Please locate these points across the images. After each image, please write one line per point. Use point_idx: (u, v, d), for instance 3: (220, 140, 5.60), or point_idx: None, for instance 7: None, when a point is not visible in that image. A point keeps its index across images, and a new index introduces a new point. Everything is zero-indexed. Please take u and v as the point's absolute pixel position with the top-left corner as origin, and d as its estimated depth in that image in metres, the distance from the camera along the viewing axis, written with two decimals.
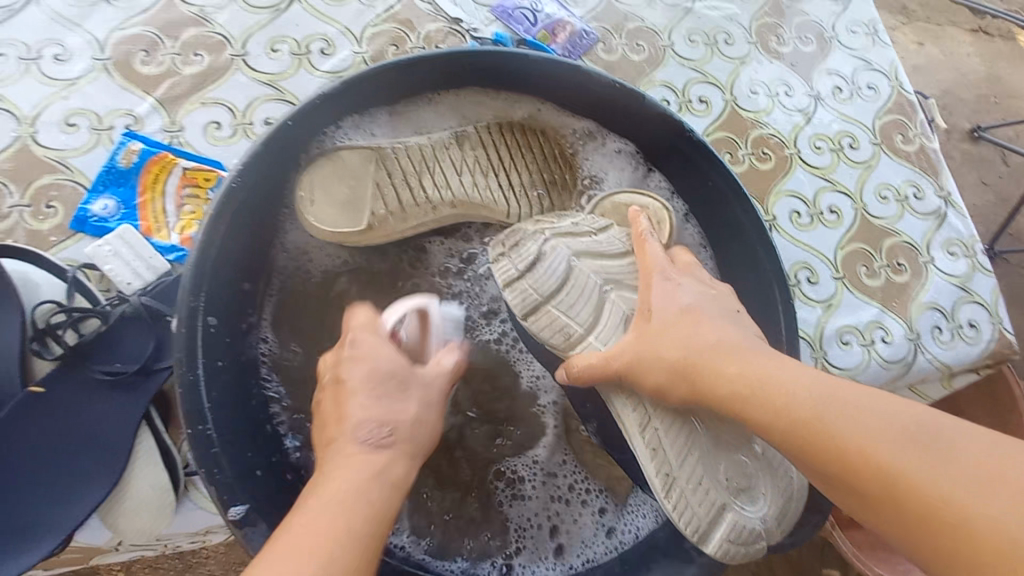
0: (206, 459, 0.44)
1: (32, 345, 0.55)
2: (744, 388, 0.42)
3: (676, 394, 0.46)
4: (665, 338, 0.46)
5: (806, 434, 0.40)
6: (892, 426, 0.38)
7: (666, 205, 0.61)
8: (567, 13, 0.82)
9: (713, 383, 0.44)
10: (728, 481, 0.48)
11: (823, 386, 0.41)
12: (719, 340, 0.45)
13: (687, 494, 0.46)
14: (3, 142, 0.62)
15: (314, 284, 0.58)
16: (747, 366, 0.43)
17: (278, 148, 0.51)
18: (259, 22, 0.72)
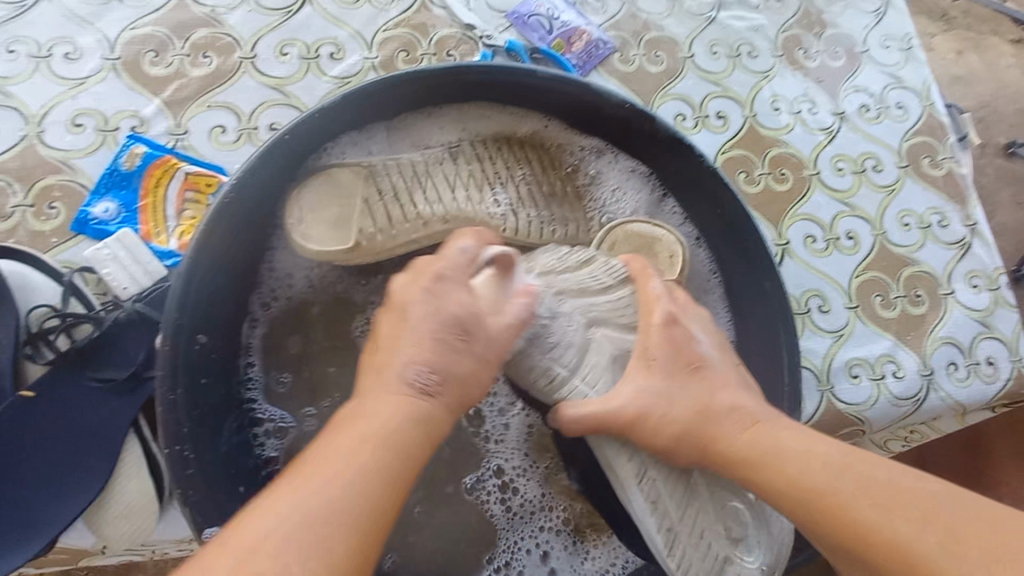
0: (184, 479, 0.44)
1: (26, 349, 0.55)
2: (752, 454, 0.45)
3: (685, 452, 0.49)
4: (671, 396, 0.49)
5: (808, 502, 0.41)
6: (880, 489, 0.39)
7: (680, 237, 0.60)
8: (583, 21, 0.80)
9: (723, 447, 0.47)
10: (727, 532, 0.51)
11: (829, 457, 0.42)
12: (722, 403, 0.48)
13: (689, 550, 0.49)
14: (11, 140, 0.63)
15: (301, 299, 0.57)
16: (757, 436, 0.46)
17: (276, 161, 0.51)
18: (270, 24, 0.71)
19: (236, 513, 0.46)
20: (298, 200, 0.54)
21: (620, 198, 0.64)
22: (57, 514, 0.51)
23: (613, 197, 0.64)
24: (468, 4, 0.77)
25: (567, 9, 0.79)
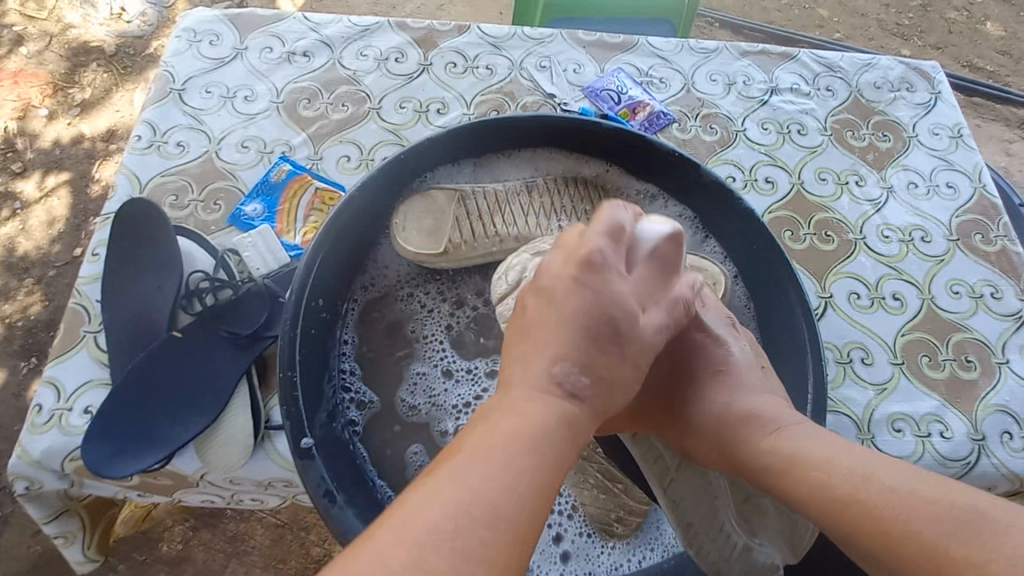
0: (289, 399, 0.54)
1: (181, 301, 0.72)
2: (780, 461, 0.49)
3: (706, 456, 0.56)
4: (693, 406, 0.57)
5: (840, 506, 0.44)
6: (909, 500, 0.42)
7: (722, 270, 0.68)
8: (648, 97, 0.94)
9: (746, 453, 0.52)
10: (743, 523, 0.57)
11: (851, 466, 0.46)
12: (739, 411, 0.54)
13: (707, 543, 0.56)
14: (197, 153, 0.83)
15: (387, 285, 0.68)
16: (770, 446, 0.51)
17: (392, 173, 0.65)
18: (396, 85, 0.90)
19: (330, 443, 0.57)
20: (402, 213, 0.67)
21: None
22: (177, 431, 0.64)
23: None
24: (552, 79, 0.93)
25: (634, 86, 0.94)
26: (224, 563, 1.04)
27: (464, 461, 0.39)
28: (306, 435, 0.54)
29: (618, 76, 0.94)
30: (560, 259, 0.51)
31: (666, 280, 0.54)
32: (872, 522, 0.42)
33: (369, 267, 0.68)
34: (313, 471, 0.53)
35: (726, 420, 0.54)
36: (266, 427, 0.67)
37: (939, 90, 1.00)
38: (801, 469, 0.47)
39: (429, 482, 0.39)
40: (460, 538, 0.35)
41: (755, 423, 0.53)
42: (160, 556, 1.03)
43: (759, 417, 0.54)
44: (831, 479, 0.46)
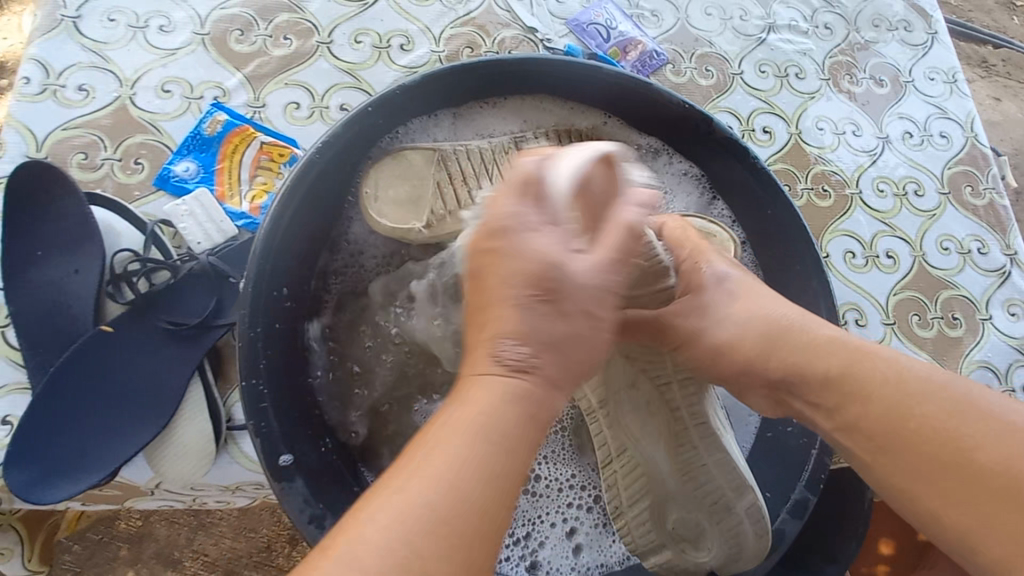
0: (257, 412, 0.46)
1: (107, 288, 0.60)
2: (846, 357, 0.45)
3: (749, 346, 0.48)
4: (735, 304, 0.49)
5: (890, 388, 0.43)
6: (943, 392, 0.42)
7: (734, 238, 0.61)
8: (639, 32, 0.83)
9: (801, 335, 0.47)
10: (673, 529, 0.51)
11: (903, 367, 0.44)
12: (834, 362, 0.45)
13: (631, 528, 0.51)
14: (105, 99, 0.67)
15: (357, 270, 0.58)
16: (887, 365, 0.44)
17: (359, 131, 0.54)
18: (347, 14, 0.76)
19: (310, 457, 0.49)
20: (372, 179, 0.56)
21: (676, 199, 0.65)
22: (120, 445, 0.55)
23: (671, 196, 0.65)
24: (531, 9, 0.81)
25: (624, 20, 0.83)
26: (191, 537, 0.82)
27: (418, 468, 0.32)
28: (282, 452, 0.47)
29: (606, 8, 0.83)
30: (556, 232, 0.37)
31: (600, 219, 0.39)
32: (971, 467, 0.40)
33: (335, 243, 0.57)
34: (293, 492, 0.46)
35: (833, 351, 0.46)
36: (229, 428, 0.58)
37: (936, 30, 0.95)
38: (917, 409, 0.42)
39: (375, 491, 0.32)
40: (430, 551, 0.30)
41: (841, 383, 0.44)
42: (116, 533, 0.81)
43: (883, 348, 0.46)
44: (930, 416, 0.42)
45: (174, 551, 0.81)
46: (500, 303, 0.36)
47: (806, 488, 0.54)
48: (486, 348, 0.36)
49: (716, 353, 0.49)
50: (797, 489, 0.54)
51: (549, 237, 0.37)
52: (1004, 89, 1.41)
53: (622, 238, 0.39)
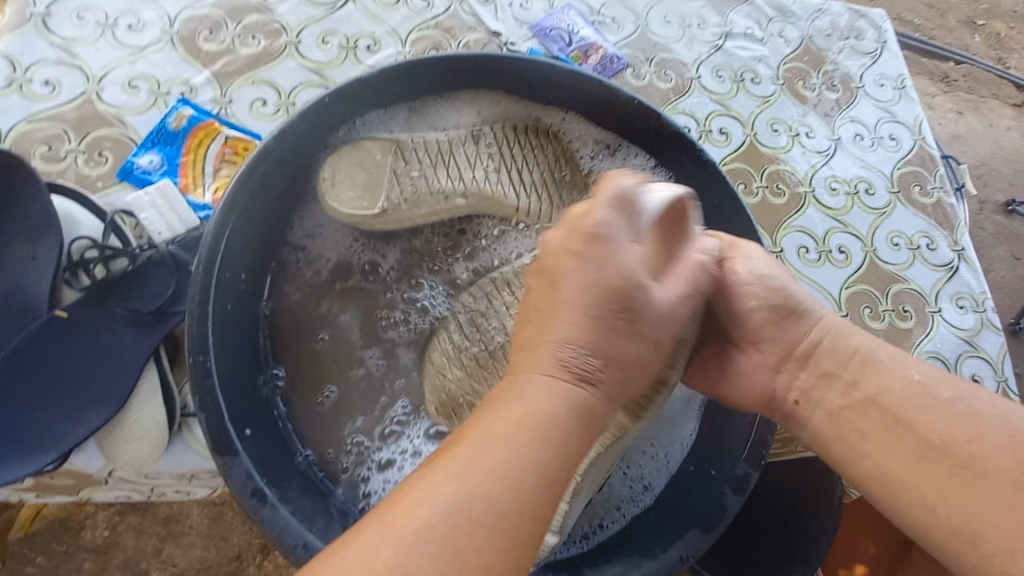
0: (203, 387, 0.47)
1: (64, 275, 0.61)
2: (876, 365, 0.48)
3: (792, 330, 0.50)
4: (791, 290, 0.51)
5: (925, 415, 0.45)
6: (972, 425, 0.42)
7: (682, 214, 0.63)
8: (601, 38, 0.87)
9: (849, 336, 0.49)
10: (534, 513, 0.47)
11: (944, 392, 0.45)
12: (856, 345, 0.49)
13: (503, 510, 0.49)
14: (71, 94, 0.69)
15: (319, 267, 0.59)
16: (879, 368, 0.47)
17: (316, 121, 0.56)
18: (315, 16, 0.78)
19: (260, 433, 0.50)
20: (330, 167, 0.58)
21: None
22: (71, 428, 0.55)
23: None
24: (497, 14, 0.84)
25: (586, 26, 0.87)
26: (159, 546, 0.81)
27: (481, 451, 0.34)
28: (239, 426, 0.48)
29: (569, 14, 0.86)
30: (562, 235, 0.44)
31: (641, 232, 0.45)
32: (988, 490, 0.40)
33: (291, 229, 0.58)
34: (237, 467, 0.47)
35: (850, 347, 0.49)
36: (183, 415, 0.59)
37: (886, 39, 0.99)
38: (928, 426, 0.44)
39: (456, 449, 0.35)
40: (488, 522, 0.32)
41: (819, 356, 0.49)
42: (81, 544, 0.80)
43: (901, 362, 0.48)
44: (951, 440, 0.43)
45: (141, 562, 0.81)
46: (575, 305, 0.41)
47: (749, 463, 0.54)
48: (553, 351, 0.40)
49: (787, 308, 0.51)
50: (740, 465, 0.54)
51: (632, 254, 0.43)
52: (965, 102, 1.46)
53: (685, 270, 0.46)
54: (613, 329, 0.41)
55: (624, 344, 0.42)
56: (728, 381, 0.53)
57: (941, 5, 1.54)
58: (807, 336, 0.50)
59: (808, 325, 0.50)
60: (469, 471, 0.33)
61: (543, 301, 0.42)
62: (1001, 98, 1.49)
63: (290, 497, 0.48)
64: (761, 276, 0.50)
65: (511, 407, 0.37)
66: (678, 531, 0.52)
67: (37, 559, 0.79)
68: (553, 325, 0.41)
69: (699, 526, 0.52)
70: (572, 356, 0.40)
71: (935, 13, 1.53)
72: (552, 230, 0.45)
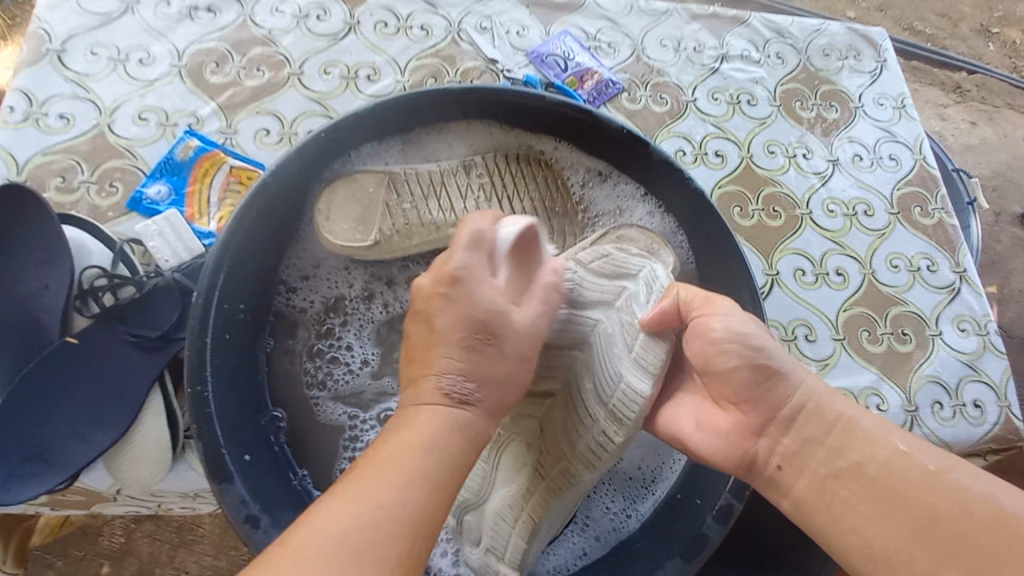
0: (201, 416, 0.49)
1: (76, 302, 0.63)
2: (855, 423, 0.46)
3: (772, 396, 0.48)
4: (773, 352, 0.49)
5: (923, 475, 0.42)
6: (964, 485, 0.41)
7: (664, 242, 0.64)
8: (596, 63, 0.88)
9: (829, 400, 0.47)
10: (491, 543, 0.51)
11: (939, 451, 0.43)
12: (839, 410, 0.47)
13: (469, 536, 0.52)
14: (84, 127, 0.72)
15: (321, 298, 0.61)
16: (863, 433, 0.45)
17: (313, 156, 0.58)
18: (318, 47, 0.81)
19: (260, 460, 0.52)
20: (326, 200, 0.60)
21: (615, 215, 0.67)
22: (79, 451, 0.58)
23: (610, 213, 0.67)
24: (493, 42, 0.86)
25: (582, 52, 0.88)
26: (172, 555, 0.83)
27: (359, 492, 0.34)
28: (239, 453, 0.50)
29: (565, 40, 0.88)
30: (427, 278, 0.44)
31: (529, 274, 0.47)
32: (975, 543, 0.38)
33: (288, 263, 0.60)
34: (230, 495, 0.48)
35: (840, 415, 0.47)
36: (186, 436, 0.61)
37: (886, 58, 0.99)
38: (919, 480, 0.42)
39: (326, 497, 0.34)
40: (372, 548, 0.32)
41: (802, 421, 0.47)
42: (98, 549, 0.82)
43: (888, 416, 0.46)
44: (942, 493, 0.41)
45: (154, 568, 0.83)
46: (445, 343, 0.41)
47: (732, 494, 0.54)
48: (432, 383, 0.40)
49: (763, 373, 0.48)
50: (723, 494, 0.54)
51: (494, 288, 0.43)
52: (978, 114, 1.44)
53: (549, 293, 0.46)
54: (476, 360, 0.41)
55: (503, 366, 0.42)
56: (705, 438, 0.52)
57: (953, 14, 1.53)
58: (790, 398, 0.48)
59: (791, 387, 0.48)
60: (330, 523, 0.32)
61: (421, 341, 0.42)
62: (1015, 108, 1.47)
63: (282, 524, 0.49)
64: (734, 337, 0.48)
65: (382, 446, 0.36)
66: (659, 560, 0.53)
67: (55, 564, 0.81)
68: (431, 359, 0.41)
69: (680, 555, 0.53)
70: (446, 389, 0.40)
71: (947, 23, 1.52)
72: (419, 275, 0.44)
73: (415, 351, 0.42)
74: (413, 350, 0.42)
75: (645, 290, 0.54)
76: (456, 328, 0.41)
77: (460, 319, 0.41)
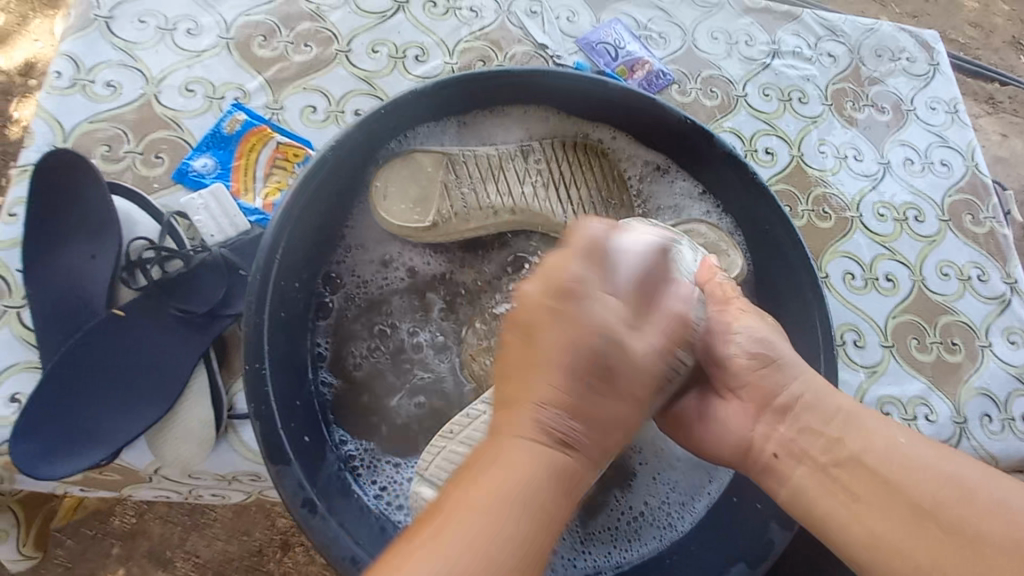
0: (258, 395, 0.48)
1: (121, 273, 0.62)
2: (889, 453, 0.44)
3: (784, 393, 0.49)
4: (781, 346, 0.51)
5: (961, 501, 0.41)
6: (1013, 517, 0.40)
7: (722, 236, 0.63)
8: (647, 53, 0.86)
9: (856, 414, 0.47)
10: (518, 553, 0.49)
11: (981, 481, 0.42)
12: (839, 404, 0.48)
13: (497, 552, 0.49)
14: (131, 96, 0.70)
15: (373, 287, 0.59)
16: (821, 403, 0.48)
17: (370, 132, 0.56)
18: (367, 24, 0.79)
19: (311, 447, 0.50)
20: (382, 179, 0.59)
21: (670, 210, 0.66)
22: (123, 426, 0.56)
23: (665, 207, 0.65)
24: (543, 27, 0.84)
25: (632, 41, 0.86)
26: (184, 537, 0.82)
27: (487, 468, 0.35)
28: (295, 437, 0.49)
29: (616, 28, 0.86)
30: (536, 288, 0.42)
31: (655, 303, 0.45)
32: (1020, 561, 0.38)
33: (339, 250, 0.59)
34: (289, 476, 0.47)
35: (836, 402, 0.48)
36: (229, 417, 0.59)
37: (938, 62, 0.97)
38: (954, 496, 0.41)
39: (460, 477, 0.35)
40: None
41: (799, 411, 0.48)
42: (110, 529, 0.82)
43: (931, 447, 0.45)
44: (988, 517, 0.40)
45: (166, 550, 0.82)
46: (547, 368, 0.40)
47: None
48: (532, 414, 0.38)
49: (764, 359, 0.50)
50: None
51: (609, 308, 0.42)
52: (1010, 126, 1.42)
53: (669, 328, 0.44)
54: (593, 395, 0.40)
55: (607, 404, 0.41)
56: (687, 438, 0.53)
57: (986, 24, 1.50)
58: (786, 388, 0.49)
59: (788, 376, 0.49)
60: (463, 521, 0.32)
61: (520, 358, 0.41)
62: None
63: (339, 508, 0.48)
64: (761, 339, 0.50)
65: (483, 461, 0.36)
66: (721, 565, 0.52)
67: (66, 542, 0.80)
68: (529, 384, 0.40)
69: (743, 561, 0.52)
70: (547, 419, 0.38)
71: (980, 33, 1.49)
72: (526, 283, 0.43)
73: (511, 374, 0.41)
74: (505, 380, 0.41)
75: (690, 248, 0.55)
76: (561, 350, 0.40)
77: (567, 342, 0.40)
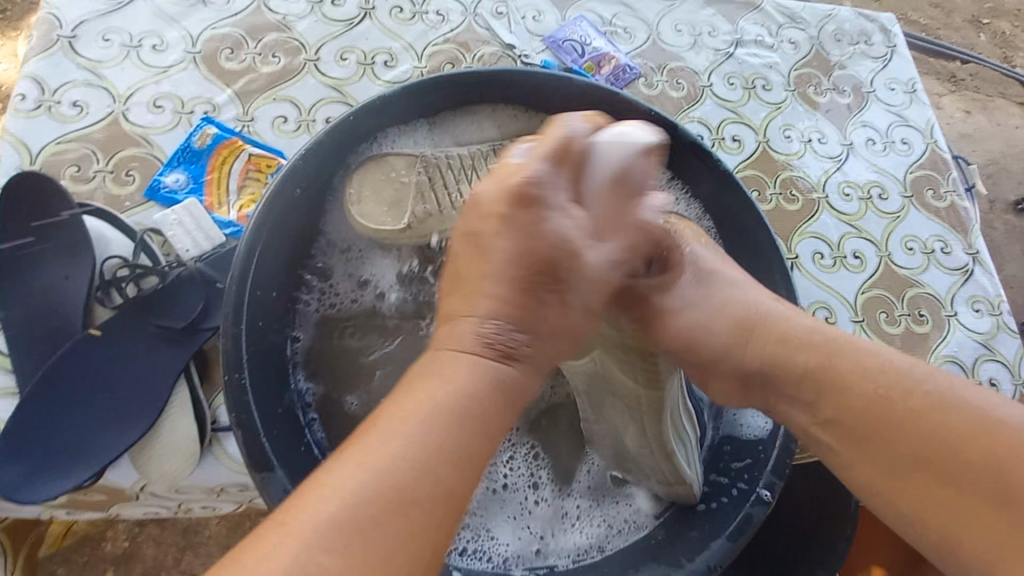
0: (240, 404, 0.48)
1: (97, 293, 0.62)
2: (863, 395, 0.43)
3: (750, 364, 0.48)
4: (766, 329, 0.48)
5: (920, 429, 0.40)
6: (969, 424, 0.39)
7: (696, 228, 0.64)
8: (613, 48, 0.88)
9: (815, 370, 0.45)
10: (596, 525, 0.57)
11: (931, 394, 0.41)
12: (804, 362, 0.46)
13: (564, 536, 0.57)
14: (97, 115, 0.70)
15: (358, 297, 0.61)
16: (797, 362, 0.46)
17: (338, 139, 0.57)
18: (334, 32, 0.79)
19: (294, 451, 0.50)
20: (357, 185, 0.58)
21: None
22: (105, 446, 0.56)
23: None
24: (510, 27, 0.85)
25: (598, 36, 0.88)
26: (178, 558, 0.82)
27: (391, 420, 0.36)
28: (275, 441, 0.49)
29: (581, 25, 0.87)
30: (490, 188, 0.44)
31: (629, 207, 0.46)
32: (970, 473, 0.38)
33: (314, 256, 0.59)
34: (275, 483, 0.47)
35: (821, 344, 0.46)
36: (214, 429, 0.60)
37: (896, 44, 1.00)
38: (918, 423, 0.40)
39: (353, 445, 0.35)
40: (368, 536, 0.31)
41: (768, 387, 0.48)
42: (103, 555, 0.81)
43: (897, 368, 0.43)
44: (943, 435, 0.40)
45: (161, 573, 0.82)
46: (496, 275, 0.42)
47: (772, 472, 0.55)
48: (473, 327, 0.41)
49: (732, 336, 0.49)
50: (764, 475, 0.55)
51: (568, 220, 0.44)
52: (973, 102, 1.46)
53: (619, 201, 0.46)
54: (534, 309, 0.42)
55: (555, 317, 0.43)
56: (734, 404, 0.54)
57: (946, 4, 1.54)
58: (750, 363, 0.48)
59: (749, 349, 0.48)
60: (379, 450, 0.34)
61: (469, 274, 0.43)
62: (1009, 96, 1.48)
63: None
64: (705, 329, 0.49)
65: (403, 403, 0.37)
66: (704, 540, 0.53)
67: (58, 572, 0.80)
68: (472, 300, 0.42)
69: (724, 536, 0.53)
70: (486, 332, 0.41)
71: (940, 14, 1.53)
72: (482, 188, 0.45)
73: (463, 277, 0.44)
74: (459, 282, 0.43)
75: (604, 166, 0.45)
76: (512, 267, 0.42)
77: (517, 256, 0.42)
